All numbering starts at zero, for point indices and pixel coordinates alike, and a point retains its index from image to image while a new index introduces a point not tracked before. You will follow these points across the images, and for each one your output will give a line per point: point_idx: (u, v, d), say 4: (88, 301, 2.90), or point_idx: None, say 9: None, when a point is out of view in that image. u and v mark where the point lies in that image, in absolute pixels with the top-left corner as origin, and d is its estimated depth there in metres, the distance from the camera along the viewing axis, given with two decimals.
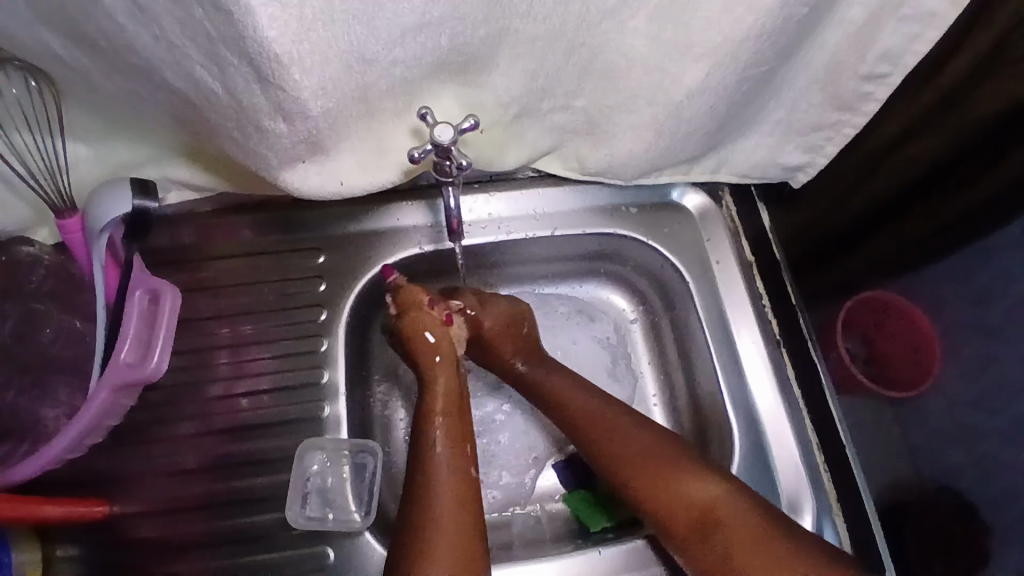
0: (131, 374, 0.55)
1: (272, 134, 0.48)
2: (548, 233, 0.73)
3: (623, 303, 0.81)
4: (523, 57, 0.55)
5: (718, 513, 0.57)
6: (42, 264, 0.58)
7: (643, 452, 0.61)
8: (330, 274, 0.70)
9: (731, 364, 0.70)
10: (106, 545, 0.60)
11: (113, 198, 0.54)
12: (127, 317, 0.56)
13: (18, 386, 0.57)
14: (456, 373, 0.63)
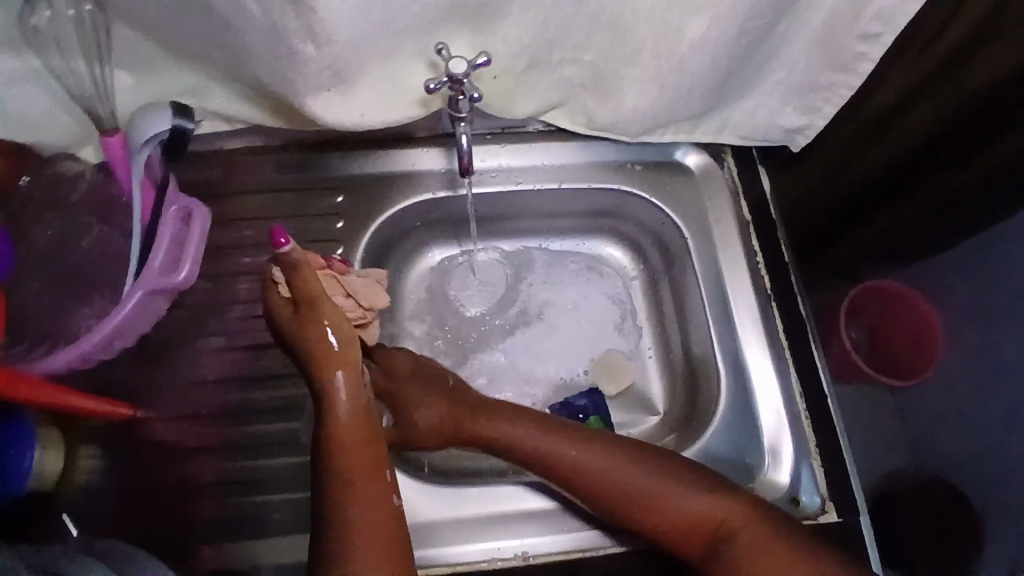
0: (162, 283, 0.60)
1: (301, 59, 0.53)
2: (554, 186, 0.77)
3: (627, 262, 0.84)
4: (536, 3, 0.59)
5: (721, 528, 0.58)
6: (84, 179, 0.62)
7: (611, 485, 0.61)
8: (348, 212, 0.74)
9: (722, 317, 0.73)
10: (126, 445, 0.64)
11: (156, 117, 0.58)
12: (162, 229, 0.61)
13: (53, 290, 0.60)
14: (360, 392, 0.61)
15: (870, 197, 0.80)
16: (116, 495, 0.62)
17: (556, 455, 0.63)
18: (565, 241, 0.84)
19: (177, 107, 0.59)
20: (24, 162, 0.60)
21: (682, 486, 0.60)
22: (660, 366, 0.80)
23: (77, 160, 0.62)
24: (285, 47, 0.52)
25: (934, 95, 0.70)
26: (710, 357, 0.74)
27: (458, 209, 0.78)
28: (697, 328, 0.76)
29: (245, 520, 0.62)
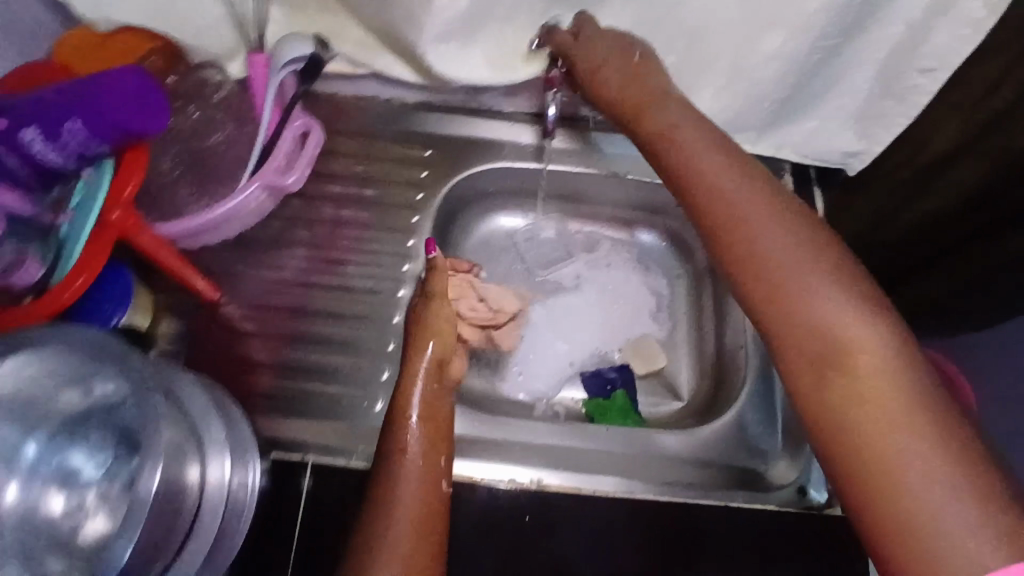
0: (275, 180, 0.70)
1: (436, 8, 0.64)
2: (619, 174, 0.85)
3: (674, 258, 0.90)
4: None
5: (855, 354, 0.45)
6: (225, 88, 0.72)
7: (790, 280, 0.48)
8: (433, 165, 0.84)
9: None
10: (207, 323, 0.73)
11: (297, 46, 0.69)
12: (284, 138, 0.71)
13: (180, 173, 0.69)
14: (436, 375, 0.63)
15: (925, 243, 0.81)
16: (191, 360, 0.71)
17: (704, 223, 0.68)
18: (620, 231, 0.91)
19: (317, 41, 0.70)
20: (176, 66, 0.70)
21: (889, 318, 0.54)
22: (691, 358, 0.84)
23: (223, 72, 0.72)
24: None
25: (971, 156, 0.71)
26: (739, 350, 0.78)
27: (531, 181, 0.86)
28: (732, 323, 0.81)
29: (299, 402, 0.70)
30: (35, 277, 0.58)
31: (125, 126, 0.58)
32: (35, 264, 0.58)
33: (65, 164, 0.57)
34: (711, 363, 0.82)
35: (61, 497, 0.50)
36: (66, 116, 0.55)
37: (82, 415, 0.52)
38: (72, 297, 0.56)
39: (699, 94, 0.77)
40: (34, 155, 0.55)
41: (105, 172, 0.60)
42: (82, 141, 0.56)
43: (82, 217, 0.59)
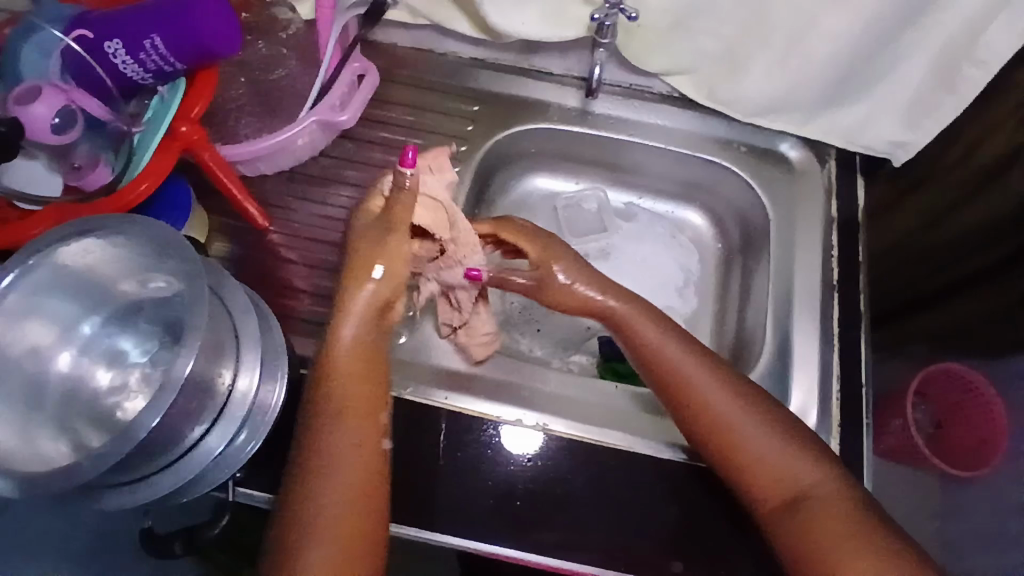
0: (331, 117, 0.73)
1: None
2: (661, 145, 0.86)
3: (709, 235, 0.91)
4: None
5: (805, 508, 0.62)
6: (293, 27, 0.75)
7: (740, 431, 0.65)
8: (479, 120, 0.86)
9: (783, 297, 0.79)
10: (254, 245, 0.78)
11: None
12: (340, 77, 0.73)
13: (244, 101, 0.74)
14: (365, 414, 0.61)
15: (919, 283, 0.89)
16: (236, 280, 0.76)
17: (696, 393, 0.66)
18: (656, 203, 0.93)
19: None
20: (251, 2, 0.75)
21: (808, 467, 0.64)
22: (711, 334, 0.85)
23: (293, 12, 0.75)
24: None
25: (982, 197, 0.83)
26: (760, 331, 0.79)
27: (575, 144, 0.89)
28: (756, 303, 0.81)
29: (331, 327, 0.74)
30: (108, 175, 0.64)
31: (198, 47, 0.61)
32: (108, 168, 0.64)
33: (143, 78, 0.64)
34: (731, 342, 0.83)
35: (108, 374, 0.56)
36: (149, 31, 0.60)
37: (135, 305, 0.57)
38: (139, 198, 0.61)
39: (751, 69, 0.79)
40: (118, 66, 0.62)
41: (177, 90, 0.65)
42: (160, 57, 0.62)
43: (153, 128, 0.64)
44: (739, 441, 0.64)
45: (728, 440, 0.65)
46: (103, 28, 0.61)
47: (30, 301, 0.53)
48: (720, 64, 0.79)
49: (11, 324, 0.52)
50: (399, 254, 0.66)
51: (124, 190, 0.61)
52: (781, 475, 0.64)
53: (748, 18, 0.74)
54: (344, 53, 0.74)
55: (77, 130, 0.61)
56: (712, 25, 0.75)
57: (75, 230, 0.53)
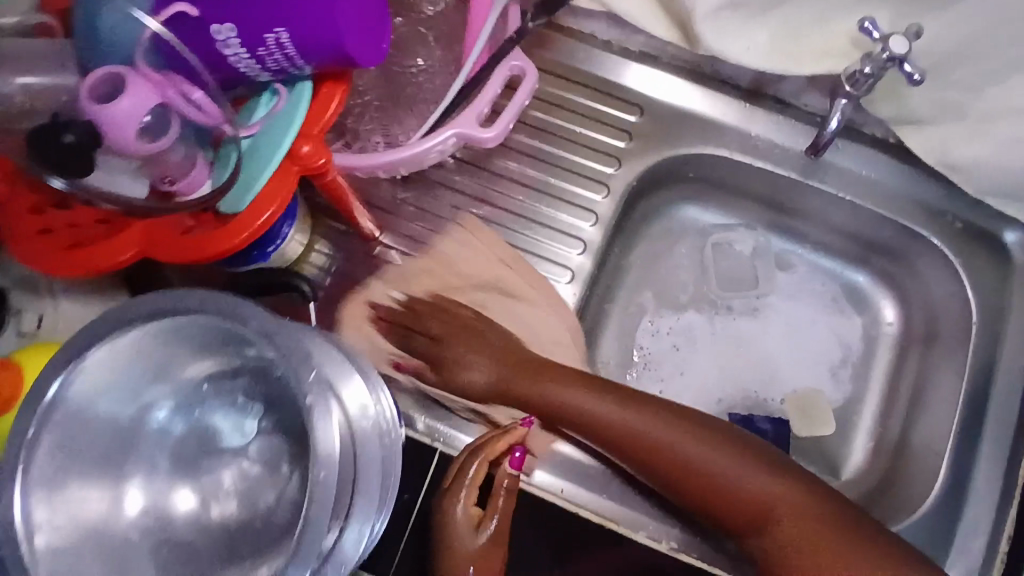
0: (474, 134, 0.57)
1: None
2: (858, 200, 0.69)
3: (887, 312, 0.74)
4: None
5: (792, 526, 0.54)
6: (441, 1, 0.61)
7: (681, 451, 0.57)
8: (639, 135, 0.70)
9: (972, 419, 0.65)
10: (355, 257, 0.67)
11: None
12: (491, 83, 0.58)
13: (373, 96, 0.61)
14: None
15: None
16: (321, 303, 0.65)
17: (624, 424, 0.58)
18: (823, 258, 0.76)
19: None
20: None
21: (736, 458, 0.56)
22: (865, 433, 0.72)
23: None
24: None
25: None
26: (933, 454, 0.66)
27: (745, 181, 0.72)
28: (929, 412, 0.68)
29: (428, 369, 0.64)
30: (200, 187, 0.53)
31: (336, 51, 0.47)
32: (206, 168, 0.53)
33: (257, 73, 0.50)
34: (891, 449, 0.70)
35: (192, 492, 0.46)
36: (274, 24, 0.45)
37: (230, 372, 0.47)
38: (257, 233, 0.51)
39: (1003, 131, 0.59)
40: (226, 56, 0.48)
41: (303, 93, 0.52)
42: (284, 56, 0.48)
43: (269, 142, 0.51)
44: (687, 468, 0.56)
45: (669, 463, 0.57)
46: (207, 3, 0.45)
47: (81, 416, 0.42)
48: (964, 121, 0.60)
49: (55, 482, 0.41)
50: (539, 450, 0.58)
51: (228, 232, 0.51)
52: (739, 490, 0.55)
53: None
54: (498, 50, 0.59)
55: (171, 132, 0.49)
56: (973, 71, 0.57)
57: (118, 319, 0.42)
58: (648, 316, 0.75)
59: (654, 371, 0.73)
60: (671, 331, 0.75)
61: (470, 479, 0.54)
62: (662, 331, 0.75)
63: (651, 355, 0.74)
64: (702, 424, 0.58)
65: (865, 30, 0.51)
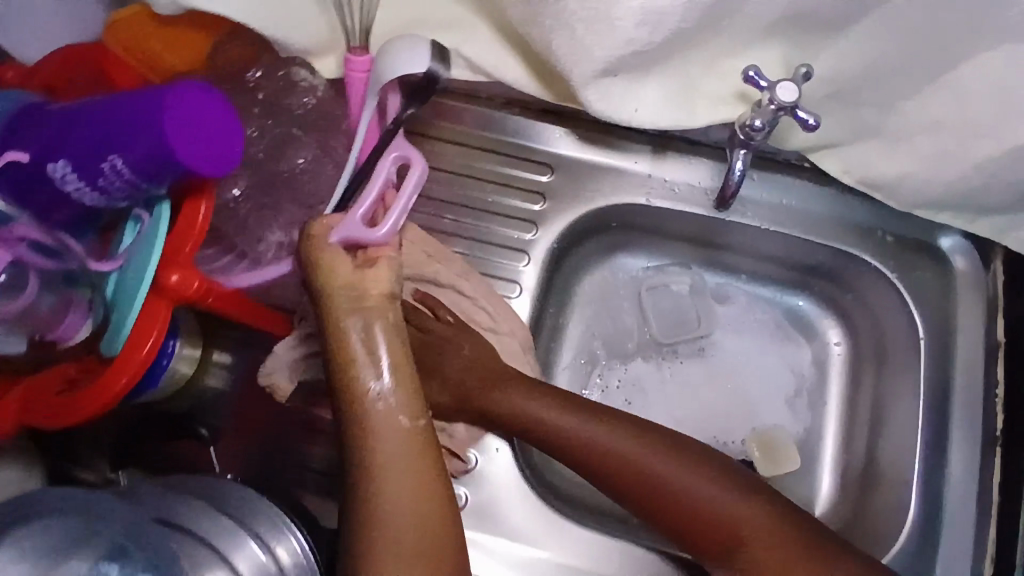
0: (363, 235, 0.49)
1: (616, 33, 0.48)
2: (786, 230, 0.67)
3: (834, 334, 0.72)
4: (891, 28, 0.52)
5: (621, 462, 0.53)
6: (316, 91, 0.58)
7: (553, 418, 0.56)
8: (553, 195, 0.67)
9: (935, 442, 0.64)
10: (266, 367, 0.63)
11: (410, 52, 0.53)
12: (378, 174, 0.51)
13: (253, 200, 0.56)
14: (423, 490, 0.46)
15: None
16: (234, 431, 0.62)
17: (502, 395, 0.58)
18: (760, 286, 0.74)
19: (438, 49, 0.55)
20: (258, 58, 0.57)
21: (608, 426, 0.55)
22: (833, 462, 0.70)
23: (313, 72, 0.58)
24: (613, 15, 0.47)
25: None
26: (902, 480, 0.65)
27: (670, 222, 0.70)
28: (893, 435, 0.67)
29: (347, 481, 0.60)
30: (76, 332, 0.47)
31: (180, 168, 0.42)
32: (81, 313, 0.46)
33: (108, 204, 0.44)
34: (859, 478, 0.68)
35: None
36: (105, 149, 0.41)
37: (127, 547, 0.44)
38: (141, 370, 0.44)
39: (916, 155, 0.58)
40: (69, 195, 0.43)
41: (162, 215, 0.45)
42: (125, 182, 0.42)
43: (135, 268, 0.45)
44: (557, 428, 0.55)
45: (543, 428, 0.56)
46: (42, 146, 0.42)
47: None
48: (878, 144, 0.59)
49: None
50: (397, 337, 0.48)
51: (103, 383, 0.44)
52: (729, 518, 0.51)
53: (936, 96, 0.55)
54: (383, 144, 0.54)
55: (28, 289, 0.44)
56: (877, 101, 0.56)
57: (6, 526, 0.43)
58: (598, 372, 0.72)
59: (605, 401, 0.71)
60: (619, 385, 0.72)
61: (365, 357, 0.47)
62: (612, 385, 0.72)
63: None
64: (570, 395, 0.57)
65: (750, 79, 0.49)
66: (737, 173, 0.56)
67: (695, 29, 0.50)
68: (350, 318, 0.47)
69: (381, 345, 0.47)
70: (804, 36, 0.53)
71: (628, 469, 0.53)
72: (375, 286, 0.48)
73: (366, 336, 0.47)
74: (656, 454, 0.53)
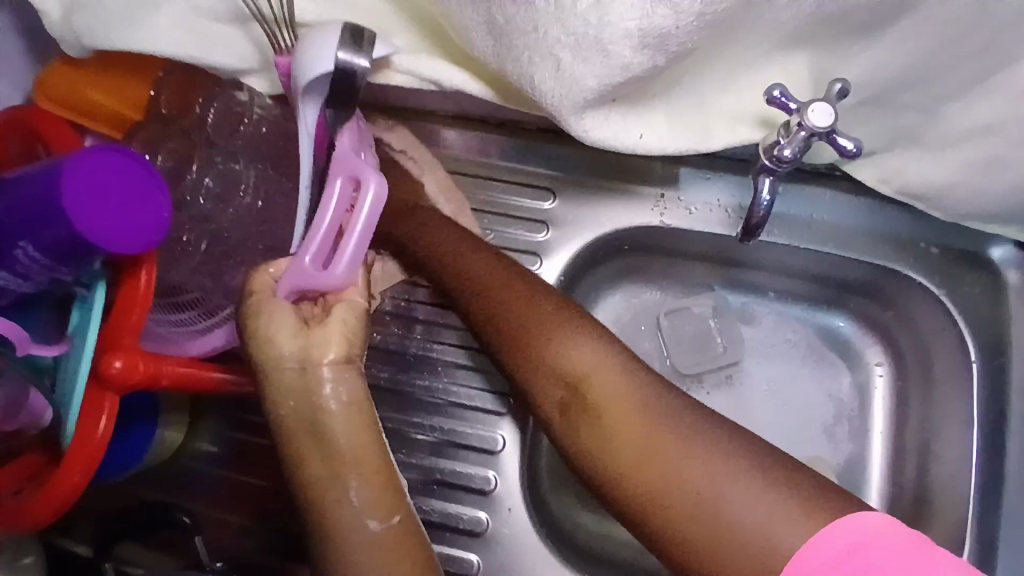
0: (315, 277, 0.45)
1: (610, 58, 0.42)
2: (815, 247, 0.61)
3: (872, 354, 0.66)
4: (932, 24, 0.44)
5: (507, 309, 0.49)
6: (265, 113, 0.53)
7: (453, 256, 0.52)
8: (558, 223, 0.61)
9: (992, 478, 0.58)
10: (260, 429, 0.59)
11: (316, 47, 0.46)
12: (329, 203, 0.45)
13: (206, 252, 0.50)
14: None
15: None
16: (227, 499, 0.58)
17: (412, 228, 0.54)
18: (789, 305, 0.68)
19: (351, 32, 0.46)
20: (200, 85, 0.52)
21: (514, 275, 0.51)
22: (881, 496, 0.64)
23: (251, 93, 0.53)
24: (605, 39, 0.41)
25: None
26: (955, 520, 0.59)
27: (688, 244, 0.64)
28: (946, 468, 0.60)
29: None
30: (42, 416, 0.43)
31: (87, 249, 0.38)
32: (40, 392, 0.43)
33: (38, 288, 0.42)
34: (909, 513, 0.62)
35: None
36: (14, 237, 0.38)
37: None
38: (96, 455, 0.41)
39: (967, 161, 0.51)
40: (0, 286, 0.41)
41: (100, 293, 0.42)
42: (43, 267, 0.39)
43: (77, 353, 0.42)
44: (454, 268, 0.52)
45: (442, 268, 0.52)
46: None
47: None
48: (920, 152, 0.52)
49: None
50: (358, 417, 0.43)
51: (59, 477, 0.40)
52: (565, 363, 0.47)
53: (986, 96, 0.48)
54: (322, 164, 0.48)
55: None
56: (920, 104, 0.49)
57: None
58: None
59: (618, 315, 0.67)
60: None
61: (319, 444, 0.43)
62: None
63: None
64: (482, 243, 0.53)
65: (776, 99, 0.43)
66: (764, 201, 0.49)
67: (700, 45, 0.43)
68: (296, 401, 0.43)
69: (332, 424, 0.43)
70: (830, 40, 0.46)
71: (514, 321, 0.49)
72: (323, 353, 0.43)
73: (314, 424, 0.43)
74: (557, 317, 0.48)
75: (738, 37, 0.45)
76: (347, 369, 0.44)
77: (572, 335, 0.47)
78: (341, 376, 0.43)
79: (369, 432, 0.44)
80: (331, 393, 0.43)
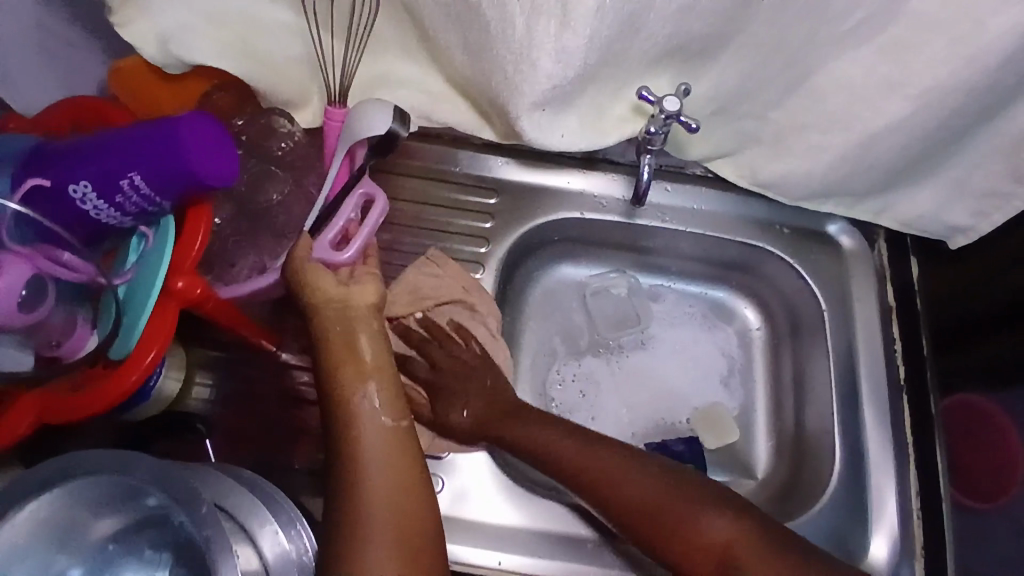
0: (332, 256, 0.60)
1: (537, 73, 0.59)
2: (699, 230, 0.79)
3: (751, 317, 0.83)
4: (755, 48, 0.63)
5: (659, 504, 0.59)
6: (292, 138, 0.69)
7: (590, 465, 0.62)
8: (501, 214, 0.77)
9: (850, 403, 0.74)
10: (248, 382, 0.69)
11: (374, 117, 0.62)
12: (344, 209, 0.62)
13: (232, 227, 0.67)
14: (402, 463, 0.54)
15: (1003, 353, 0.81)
16: (225, 442, 0.67)
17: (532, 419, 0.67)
18: (686, 285, 0.85)
19: (397, 112, 0.62)
20: (243, 108, 0.69)
21: (657, 474, 0.61)
22: (767, 432, 0.79)
23: (289, 121, 0.69)
24: (534, 57, 0.58)
25: None
26: (826, 438, 0.74)
27: (604, 233, 0.81)
28: (815, 400, 0.76)
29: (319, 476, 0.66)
30: (88, 340, 0.54)
31: (191, 181, 0.52)
32: (88, 325, 0.54)
33: (120, 221, 0.54)
34: (792, 439, 0.77)
35: None
36: (126, 171, 0.50)
37: (135, 527, 0.50)
38: (145, 371, 0.52)
39: (798, 153, 0.70)
40: (88, 211, 0.52)
41: (162, 226, 0.55)
42: (141, 196, 0.52)
43: (141, 277, 0.54)
44: (603, 480, 0.62)
45: (582, 472, 0.62)
46: (67, 169, 0.51)
47: None
48: (762, 146, 0.71)
49: None
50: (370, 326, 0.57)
51: (119, 377, 0.52)
52: (719, 538, 0.57)
53: (800, 104, 0.66)
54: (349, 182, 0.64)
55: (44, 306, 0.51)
56: (756, 111, 0.68)
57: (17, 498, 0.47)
58: (556, 366, 0.80)
59: (561, 280, 0.84)
60: (575, 373, 0.80)
61: (352, 344, 0.56)
62: (570, 375, 0.80)
63: (569, 399, 0.79)
64: (617, 451, 0.63)
65: (645, 97, 0.64)
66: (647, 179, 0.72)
67: (596, 63, 0.61)
68: (332, 302, 0.57)
69: (359, 331, 0.56)
70: (690, 63, 0.65)
71: (667, 517, 0.59)
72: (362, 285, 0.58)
73: (347, 320, 0.56)
74: (701, 505, 0.59)
75: (626, 61, 0.63)
76: (376, 282, 0.59)
77: (698, 501, 0.59)
78: (366, 295, 0.58)
79: (381, 334, 0.57)
80: (362, 299, 0.57)
